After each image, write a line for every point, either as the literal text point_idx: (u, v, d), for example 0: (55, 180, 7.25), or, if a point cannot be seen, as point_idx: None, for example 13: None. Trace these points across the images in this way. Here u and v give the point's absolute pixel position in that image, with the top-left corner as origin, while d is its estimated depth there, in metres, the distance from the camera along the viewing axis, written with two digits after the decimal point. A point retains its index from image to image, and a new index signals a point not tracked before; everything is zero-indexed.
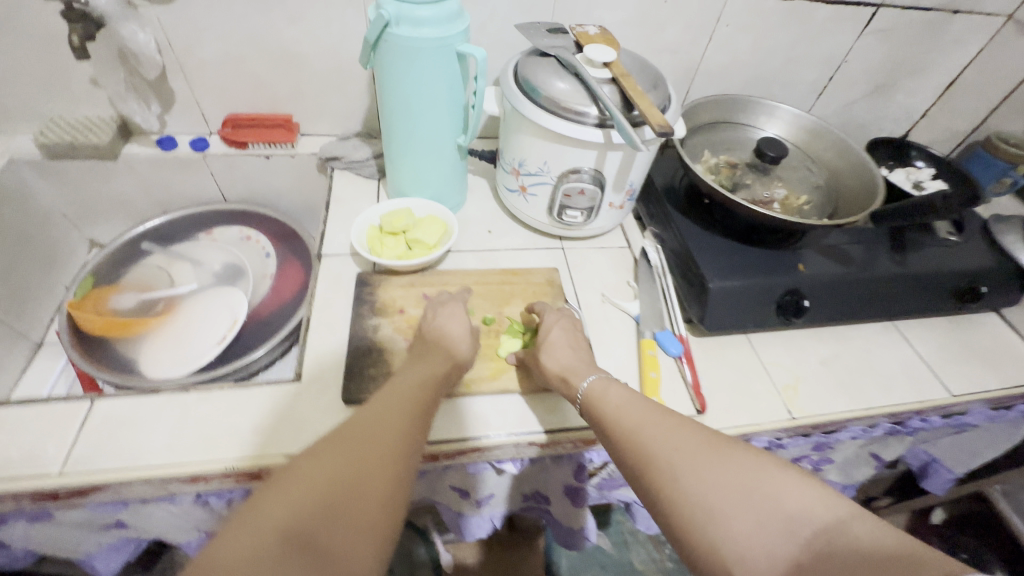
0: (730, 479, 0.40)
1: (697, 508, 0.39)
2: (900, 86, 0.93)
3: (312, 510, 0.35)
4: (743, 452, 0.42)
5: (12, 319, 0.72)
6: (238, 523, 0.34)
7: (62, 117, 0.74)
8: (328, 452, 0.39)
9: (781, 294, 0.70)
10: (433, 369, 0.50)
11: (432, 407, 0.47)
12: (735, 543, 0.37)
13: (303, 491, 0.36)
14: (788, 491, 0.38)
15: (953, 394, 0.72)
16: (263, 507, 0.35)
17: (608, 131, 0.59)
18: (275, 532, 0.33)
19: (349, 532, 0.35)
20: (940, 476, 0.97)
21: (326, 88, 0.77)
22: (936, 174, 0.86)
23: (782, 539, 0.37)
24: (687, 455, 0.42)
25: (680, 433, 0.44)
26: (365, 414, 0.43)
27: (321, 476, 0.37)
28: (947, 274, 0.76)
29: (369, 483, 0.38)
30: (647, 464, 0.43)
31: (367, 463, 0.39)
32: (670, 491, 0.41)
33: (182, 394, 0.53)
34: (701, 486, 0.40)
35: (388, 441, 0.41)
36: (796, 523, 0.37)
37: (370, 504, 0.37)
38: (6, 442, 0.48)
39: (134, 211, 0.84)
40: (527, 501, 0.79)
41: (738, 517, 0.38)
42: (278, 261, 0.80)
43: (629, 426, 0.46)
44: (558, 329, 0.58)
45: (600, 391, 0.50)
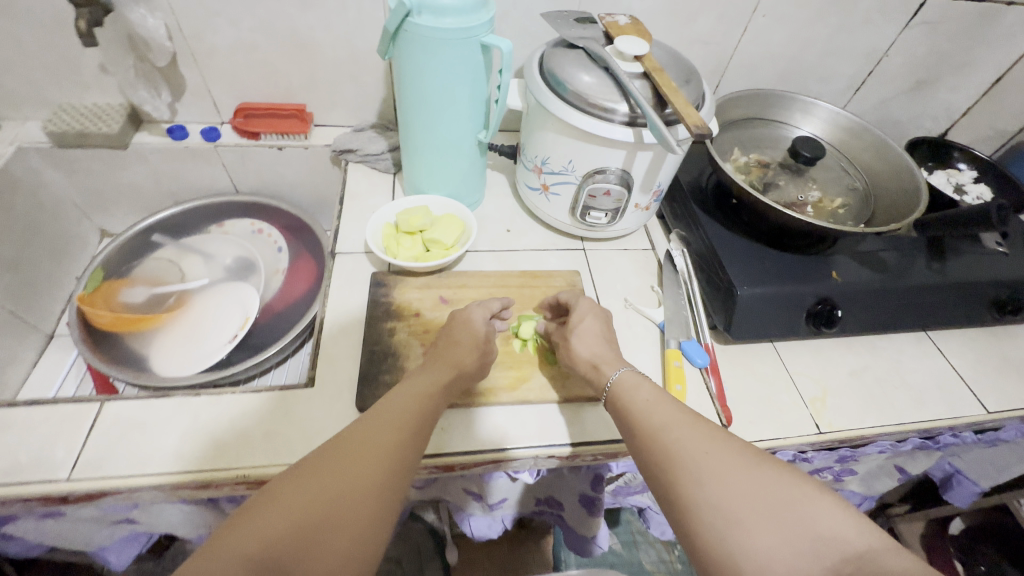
0: (759, 491, 0.36)
1: (717, 514, 0.36)
2: (942, 83, 0.88)
3: (284, 540, 0.32)
4: (776, 464, 0.38)
5: (22, 311, 0.71)
6: (207, 549, 0.31)
7: (72, 104, 0.72)
8: (310, 472, 0.36)
9: (812, 303, 0.67)
10: (437, 380, 0.46)
11: (430, 422, 0.43)
12: (755, 558, 0.34)
13: (277, 518, 0.33)
14: (818, 510, 0.35)
15: (989, 410, 0.69)
16: (235, 532, 0.32)
17: (638, 130, 0.55)
18: (242, 562, 0.30)
19: (326, 561, 0.33)
20: (964, 488, 0.93)
21: (342, 78, 0.74)
22: (978, 177, 0.82)
23: (807, 560, 0.34)
24: (715, 458, 0.38)
25: (710, 434, 0.40)
26: (356, 428, 0.40)
27: (298, 500, 0.34)
28: (986, 284, 0.73)
29: (350, 512, 0.34)
30: (667, 462, 0.40)
31: (349, 487, 0.35)
32: (689, 492, 0.37)
33: (193, 397, 0.52)
34: (725, 494, 0.36)
35: (376, 462, 0.37)
36: (824, 545, 0.34)
37: (351, 533, 0.34)
38: (14, 444, 0.47)
39: (145, 200, 0.82)
40: (540, 505, 0.78)
41: (761, 531, 0.35)
42: (290, 256, 0.78)
43: (657, 422, 0.42)
44: (590, 318, 0.55)
45: (631, 385, 0.47)
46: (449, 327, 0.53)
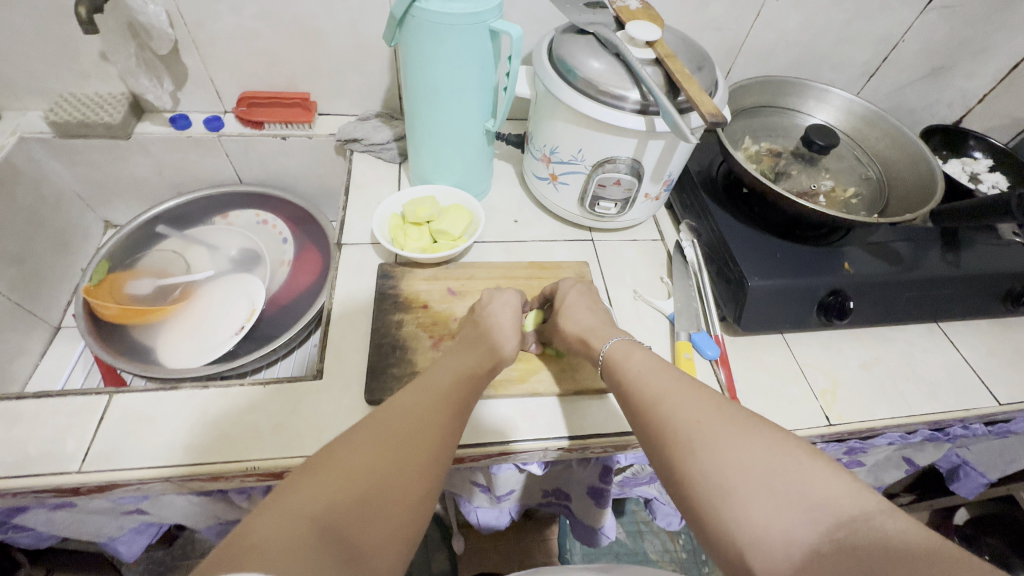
0: (751, 457, 0.34)
1: (710, 486, 0.34)
2: (958, 69, 0.86)
3: (345, 504, 0.32)
4: (769, 429, 0.36)
5: (28, 303, 0.71)
6: (269, 507, 0.30)
7: (73, 94, 0.71)
8: (364, 440, 0.35)
9: (823, 294, 0.66)
10: (478, 362, 0.46)
11: (472, 402, 0.43)
12: (750, 526, 0.32)
13: (336, 483, 0.32)
14: (813, 475, 0.33)
15: (1001, 402, 0.68)
16: (296, 492, 0.32)
17: (650, 118, 0.54)
18: (307, 522, 0.30)
19: (380, 529, 0.32)
20: (972, 480, 0.93)
21: (346, 66, 0.73)
22: (993, 166, 0.80)
23: (801, 526, 0.31)
24: (706, 429, 0.37)
25: (703, 404, 0.39)
26: (405, 402, 0.40)
27: (356, 466, 0.34)
28: (1001, 275, 0.71)
29: (400, 482, 0.34)
30: (662, 437, 0.38)
31: (404, 459, 0.35)
32: (683, 465, 0.36)
33: (201, 389, 0.51)
34: (718, 463, 0.35)
35: (427, 437, 0.37)
36: (817, 511, 0.32)
37: (402, 503, 0.34)
38: (24, 437, 0.47)
39: (149, 191, 0.81)
40: (547, 496, 0.78)
41: (752, 499, 0.33)
42: (296, 247, 0.77)
43: (651, 394, 0.41)
44: (574, 294, 0.56)
45: (622, 355, 0.47)
46: (485, 314, 0.52)
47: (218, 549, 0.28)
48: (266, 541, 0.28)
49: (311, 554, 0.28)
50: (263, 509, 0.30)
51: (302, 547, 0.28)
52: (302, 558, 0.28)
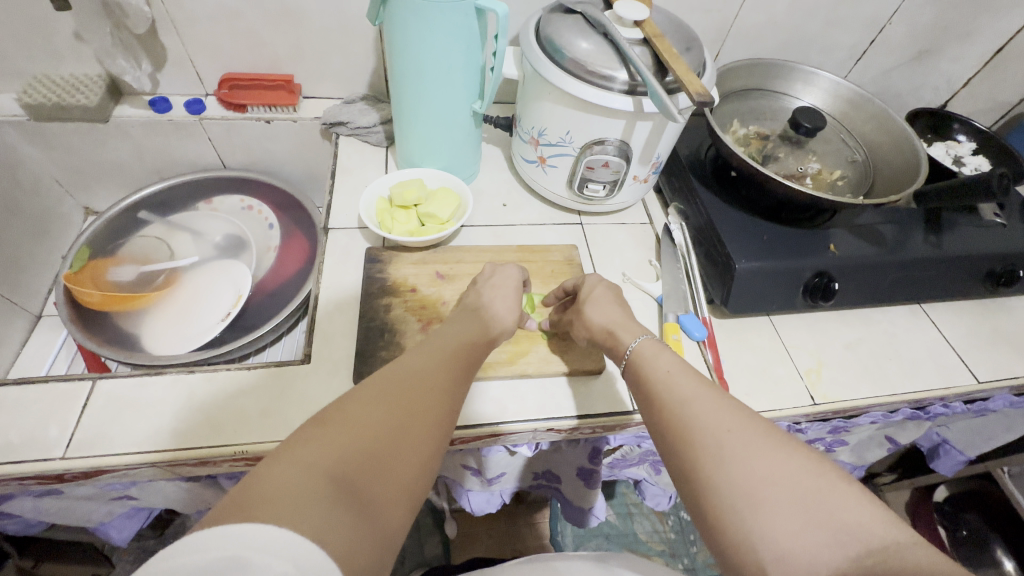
0: (782, 473, 0.34)
1: (735, 496, 0.34)
2: (944, 53, 0.87)
3: (357, 458, 0.31)
4: (802, 449, 0.36)
5: (7, 290, 0.70)
6: (281, 457, 0.30)
7: (47, 76, 0.69)
8: (376, 398, 0.35)
9: (809, 277, 0.67)
10: (479, 333, 0.47)
11: (473, 370, 0.44)
12: (776, 543, 0.32)
13: (348, 436, 0.32)
14: (845, 500, 0.33)
15: (979, 379, 0.70)
16: (307, 443, 0.31)
17: (638, 99, 0.54)
18: (321, 472, 0.30)
19: (389, 486, 0.32)
20: (952, 458, 0.95)
21: (330, 48, 0.71)
22: (977, 149, 0.81)
23: (830, 548, 0.32)
24: (738, 439, 0.36)
25: (735, 413, 0.38)
26: (411, 366, 0.40)
27: (368, 421, 0.34)
28: (982, 256, 0.72)
29: (409, 440, 0.34)
30: (687, 440, 0.38)
31: (413, 418, 0.36)
32: (709, 474, 0.36)
33: (188, 375, 0.51)
34: (747, 476, 0.35)
35: (434, 400, 0.38)
36: (848, 535, 0.32)
37: (410, 462, 0.34)
38: (6, 424, 0.46)
39: (130, 176, 0.80)
40: (538, 479, 0.79)
41: (783, 517, 0.33)
42: (282, 233, 0.76)
43: (679, 396, 0.41)
44: (600, 289, 0.56)
45: (650, 354, 0.46)
46: (476, 299, 0.52)
47: (228, 496, 0.28)
48: (279, 491, 0.28)
49: (324, 504, 0.28)
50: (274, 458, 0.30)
51: (316, 497, 0.28)
52: (315, 508, 0.28)
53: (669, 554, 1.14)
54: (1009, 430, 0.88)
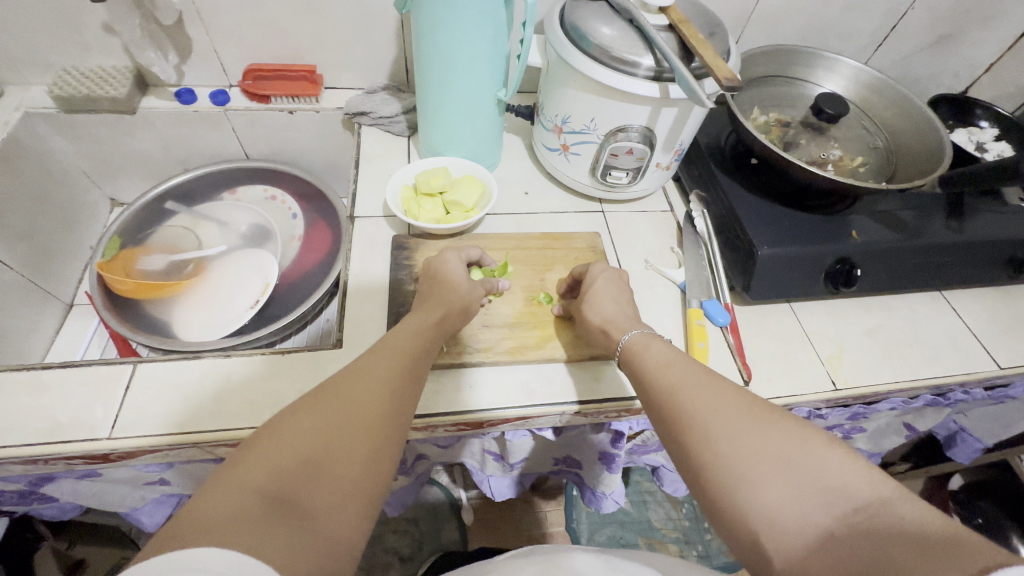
0: (765, 447, 0.34)
1: (726, 472, 0.35)
2: (965, 37, 0.86)
3: (291, 472, 0.32)
4: (789, 419, 0.36)
5: (41, 279, 0.71)
6: (212, 484, 0.30)
7: (76, 68, 0.70)
8: (311, 409, 0.36)
9: (830, 263, 0.67)
10: (430, 327, 0.48)
11: (422, 365, 0.44)
12: (767, 510, 0.33)
13: (282, 452, 0.32)
14: (832, 462, 0.33)
15: (1001, 365, 0.70)
16: (240, 467, 0.31)
17: (665, 85, 0.54)
18: (252, 492, 0.30)
19: (330, 493, 0.32)
20: (968, 445, 0.95)
21: (352, 37, 0.72)
22: (999, 135, 0.81)
23: (816, 511, 0.32)
24: (725, 418, 0.37)
25: (720, 394, 0.39)
26: (354, 370, 0.40)
27: (304, 433, 0.34)
28: (1005, 242, 0.72)
29: (348, 443, 0.34)
30: (677, 424, 0.39)
31: (353, 422, 0.36)
32: (700, 452, 0.36)
33: (225, 359, 0.52)
34: (736, 452, 0.35)
35: (374, 399, 0.38)
36: (835, 496, 0.32)
37: (354, 463, 0.34)
38: (53, 405, 0.48)
39: (155, 167, 0.81)
40: (558, 464, 0.80)
41: (772, 485, 0.33)
42: (306, 222, 0.77)
43: (666, 385, 0.42)
44: (601, 281, 0.56)
45: (642, 346, 0.47)
46: (435, 268, 0.55)
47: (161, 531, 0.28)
48: (210, 515, 0.28)
49: (255, 521, 0.28)
50: (205, 486, 0.30)
51: (247, 516, 0.28)
52: (246, 525, 0.28)
53: (683, 541, 1.15)
54: None
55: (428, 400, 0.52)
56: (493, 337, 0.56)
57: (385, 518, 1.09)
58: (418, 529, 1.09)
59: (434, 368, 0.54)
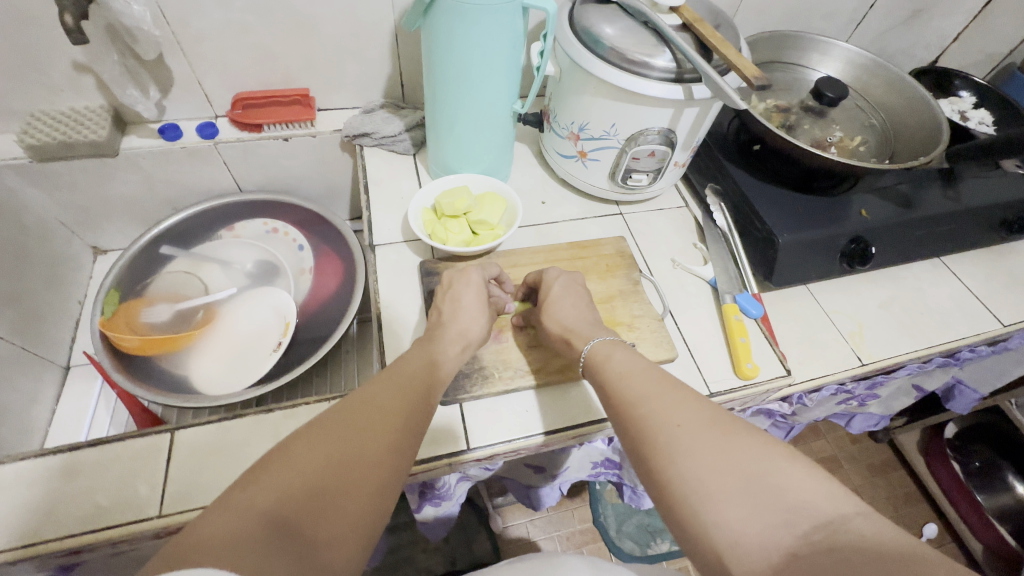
0: (727, 462, 0.33)
1: (688, 490, 0.33)
2: (937, 10, 0.89)
3: (297, 498, 0.30)
4: (748, 434, 0.35)
5: (33, 345, 0.66)
6: (217, 505, 0.29)
7: (45, 112, 0.64)
8: (321, 431, 0.34)
9: (844, 243, 0.68)
10: (440, 353, 0.46)
11: (436, 391, 0.42)
12: (726, 529, 0.31)
13: (290, 476, 0.31)
14: (792, 480, 0.32)
15: (1004, 323, 0.74)
16: (246, 488, 0.30)
17: (687, 86, 0.54)
18: (256, 519, 0.28)
19: (335, 524, 0.30)
20: (966, 397, 0.98)
21: (345, 56, 0.68)
22: (978, 103, 0.84)
23: (778, 529, 0.30)
24: (687, 431, 0.35)
25: (682, 407, 0.37)
26: (367, 395, 0.38)
27: (312, 457, 0.32)
28: (997, 206, 0.75)
29: (357, 470, 0.32)
30: (642, 436, 0.37)
31: (364, 448, 0.34)
32: (662, 468, 0.35)
33: (267, 414, 0.49)
34: (695, 465, 0.33)
35: (388, 427, 0.36)
36: (796, 514, 0.31)
37: (360, 492, 0.32)
38: (90, 488, 0.44)
39: (140, 210, 0.76)
40: (596, 467, 0.79)
41: (732, 502, 0.32)
42: (314, 253, 0.74)
43: (632, 396, 0.40)
44: (558, 286, 0.55)
45: (603, 356, 0.46)
46: (450, 292, 0.53)
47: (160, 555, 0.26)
48: (213, 540, 0.26)
49: (258, 550, 0.26)
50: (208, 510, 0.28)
51: (248, 545, 0.27)
52: (248, 554, 0.26)
53: None
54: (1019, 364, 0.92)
55: (477, 429, 0.51)
56: (540, 356, 0.55)
57: (414, 538, 1.04)
58: (449, 545, 1.06)
59: (487, 396, 0.53)
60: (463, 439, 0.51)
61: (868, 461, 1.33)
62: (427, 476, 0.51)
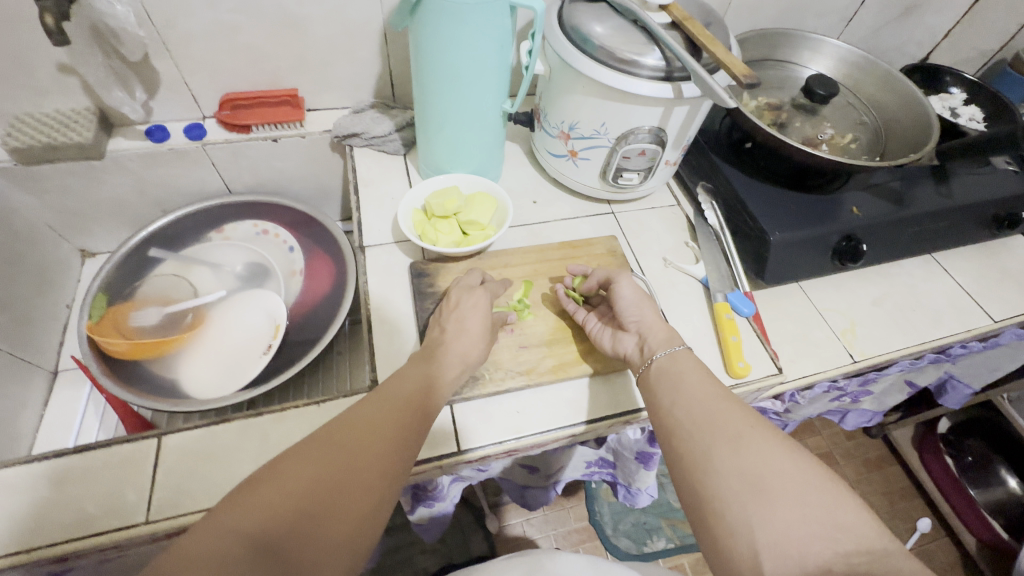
0: (788, 473, 0.35)
1: (744, 484, 0.35)
2: (929, 6, 0.89)
3: (283, 521, 0.31)
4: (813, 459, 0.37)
5: (20, 350, 0.65)
6: (208, 518, 0.30)
7: (30, 114, 0.63)
8: (313, 452, 0.35)
9: (836, 241, 0.68)
10: (440, 367, 0.46)
11: (432, 410, 0.42)
12: (771, 530, 0.33)
13: (278, 497, 0.32)
14: (843, 502, 0.34)
15: (995, 319, 0.74)
16: (237, 505, 0.31)
17: (676, 84, 0.53)
18: (242, 538, 0.30)
19: (317, 547, 0.31)
20: (958, 392, 0.98)
21: (334, 56, 0.68)
22: (969, 100, 0.85)
23: (821, 541, 0.32)
24: (754, 436, 0.37)
25: (752, 416, 0.39)
26: (361, 413, 0.39)
27: (302, 478, 0.33)
28: (989, 202, 0.75)
29: (345, 494, 0.33)
30: (706, 427, 0.39)
31: (353, 471, 0.35)
32: (724, 459, 0.36)
33: (257, 418, 0.49)
34: (760, 466, 0.35)
35: (378, 448, 0.36)
36: (842, 531, 0.33)
37: (346, 516, 0.33)
38: (78, 495, 0.44)
39: (129, 212, 0.75)
40: (590, 466, 0.79)
41: (785, 509, 0.34)
42: (305, 254, 0.73)
43: (699, 395, 0.41)
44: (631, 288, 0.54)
45: (673, 360, 0.46)
46: (454, 313, 0.51)
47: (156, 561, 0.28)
48: (202, 557, 0.28)
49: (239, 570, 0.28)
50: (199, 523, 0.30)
51: (229, 564, 0.28)
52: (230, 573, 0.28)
53: None
54: (1012, 360, 0.93)
55: (467, 430, 0.51)
56: (533, 357, 0.55)
57: (413, 539, 1.05)
58: (445, 545, 1.06)
59: (479, 397, 0.52)
60: (454, 440, 0.50)
61: (862, 457, 1.33)
62: (419, 478, 0.51)
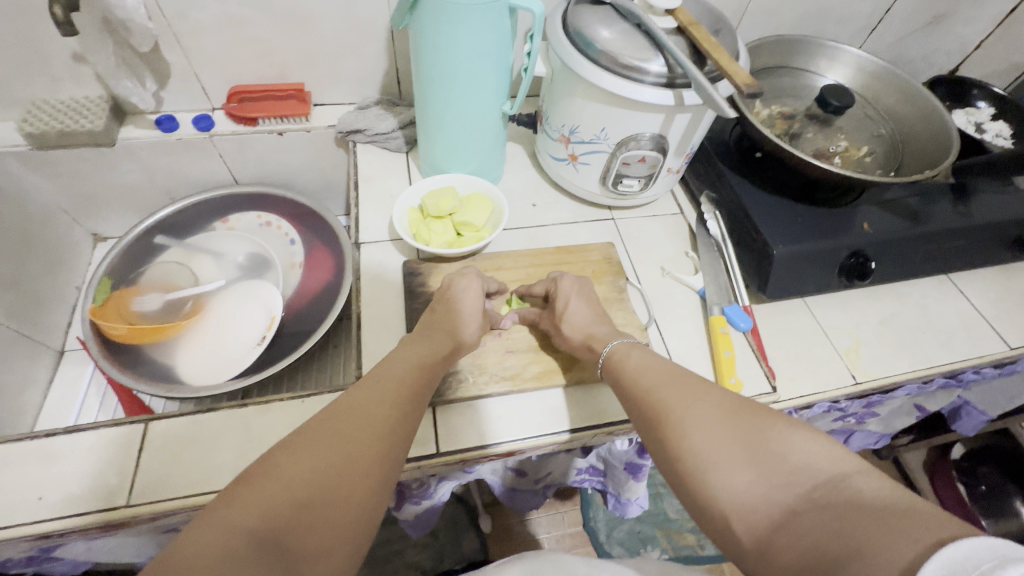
0: (734, 435, 0.34)
1: (698, 461, 0.34)
2: (959, 16, 0.85)
3: (283, 512, 0.30)
4: (759, 410, 0.35)
5: (29, 329, 0.68)
6: (206, 514, 0.29)
7: (46, 100, 0.65)
8: (309, 441, 0.34)
9: (844, 257, 0.66)
10: (430, 354, 0.46)
11: (424, 393, 0.42)
12: (733, 492, 0.32)
13: (276, 489, 0.31)
14: (795, 443, 0.32)
15: (1011, 345, 0.71)
16: (233, 501, 0.30)
17: (678, 92, 0.52)
18: (243, 533, 0.29)
19: (319, 537, 0.30)
20: (973, 418, 0.95)
21: (341, 52, 0.68)
22: (996, 115, 0.81)
23: (780, 489, 0.31)
24: (698, 410, 0.36)
25: (697, 390, 0.38)
26: (353, 399, 0.38)
27: (300, 468, 0.32)
28: (1011, 223, 0.72)
29: (345, 482, 0.33)
30: (655, 417, 0.38)
31: (351, 458, 0.34)
32: (674, 442, 0.35)
33: (241, 408, 0.50)
34: (708, 437, 0.34)
35: (377, 435, 0.36)
36: (798, 474, 0.31)
37: (347, 506, 0.32)
38: (65, 474, 0.45)
39: (139, 199, 0.77)
40: (581, 474, 0.78)
41: (739, 468, 0.32)
42: (305, 247, 0.74)
43: (647, 384, 0.41)
44: (577, 302, 0.54)
45: (623, 353, 0.46)
46: (449, 293, 0.53)
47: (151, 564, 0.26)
48: (200, 555, 0.27)
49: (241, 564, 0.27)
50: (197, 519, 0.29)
51: (229, 559, 0.27)
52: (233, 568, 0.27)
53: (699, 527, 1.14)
54: None
55: (448, 434, 0.51)
56: (519, 363, 0.54)
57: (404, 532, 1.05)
58: (438, 541, 1.07)
59: (462, 400, 0.52)
60: (436, 443, 0.50)
61: None
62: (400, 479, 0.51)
